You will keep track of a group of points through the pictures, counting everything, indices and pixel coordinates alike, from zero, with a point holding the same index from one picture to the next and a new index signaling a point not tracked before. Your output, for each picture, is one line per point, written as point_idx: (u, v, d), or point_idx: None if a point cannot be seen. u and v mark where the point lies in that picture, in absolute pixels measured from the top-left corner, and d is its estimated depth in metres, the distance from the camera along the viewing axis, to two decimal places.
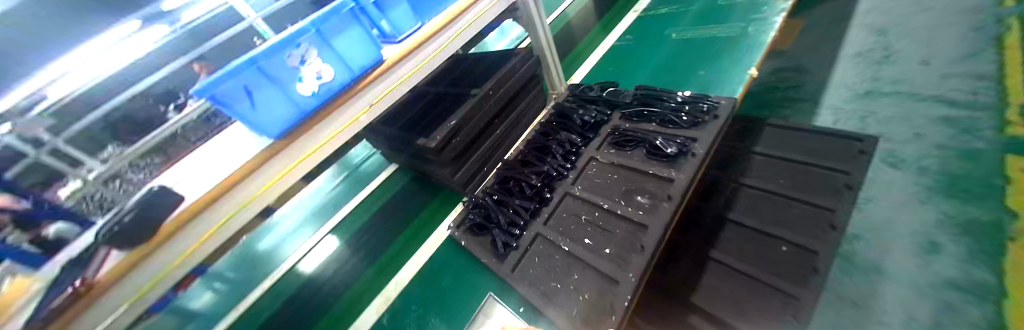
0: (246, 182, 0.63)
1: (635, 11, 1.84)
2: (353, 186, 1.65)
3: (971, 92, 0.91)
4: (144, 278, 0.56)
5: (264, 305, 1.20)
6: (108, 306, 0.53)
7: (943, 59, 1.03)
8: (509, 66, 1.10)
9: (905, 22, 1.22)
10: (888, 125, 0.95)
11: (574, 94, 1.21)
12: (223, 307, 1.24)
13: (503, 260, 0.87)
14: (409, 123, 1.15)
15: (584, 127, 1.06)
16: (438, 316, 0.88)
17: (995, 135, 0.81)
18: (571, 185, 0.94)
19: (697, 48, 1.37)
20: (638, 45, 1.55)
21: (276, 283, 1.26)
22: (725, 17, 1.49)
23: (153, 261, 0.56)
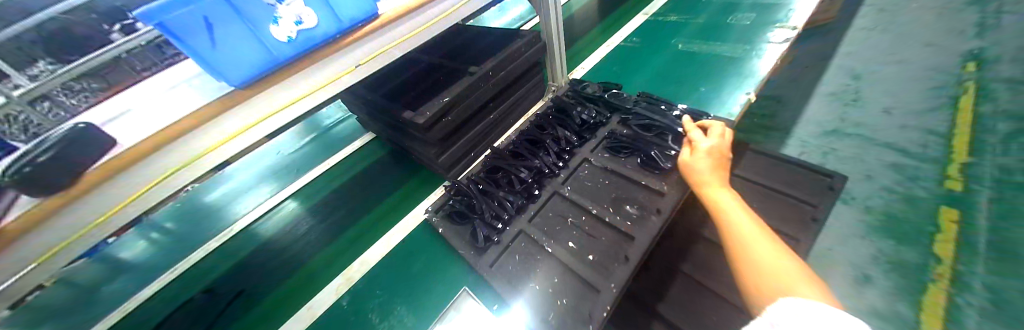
0: (199, 133, 0.53)
1: (643, 14, 1.81)
2: (321, 149, 1.53)
3: (922, 144, 0.94)
4: (61, 231, 0.46)
5: (205, 269, 1.09)
6: (13, 259, 0.43)
7: (906, 108, 1.04)
8: (512, 47, 1.03)
9: (880, 63, 1.21)
10: (845, 163, 0.95)
11: (574, 90, 1.18)
12: (157, 264, 1.14)
13: (482, 254, 0.83)
14: (395, 92, 1.06)
15: (581, 127, 1.03)
16: (403, 304, 0.83)
17: (936, 189, 0.84)
18: (560, 185, 0.91)
19: (699, 63, 1.38)
20: (641, 49, 1.53)
21: (222, 245, 1.15)
22: (730, 35, 1.50)
23: (78, 211, 0.47)
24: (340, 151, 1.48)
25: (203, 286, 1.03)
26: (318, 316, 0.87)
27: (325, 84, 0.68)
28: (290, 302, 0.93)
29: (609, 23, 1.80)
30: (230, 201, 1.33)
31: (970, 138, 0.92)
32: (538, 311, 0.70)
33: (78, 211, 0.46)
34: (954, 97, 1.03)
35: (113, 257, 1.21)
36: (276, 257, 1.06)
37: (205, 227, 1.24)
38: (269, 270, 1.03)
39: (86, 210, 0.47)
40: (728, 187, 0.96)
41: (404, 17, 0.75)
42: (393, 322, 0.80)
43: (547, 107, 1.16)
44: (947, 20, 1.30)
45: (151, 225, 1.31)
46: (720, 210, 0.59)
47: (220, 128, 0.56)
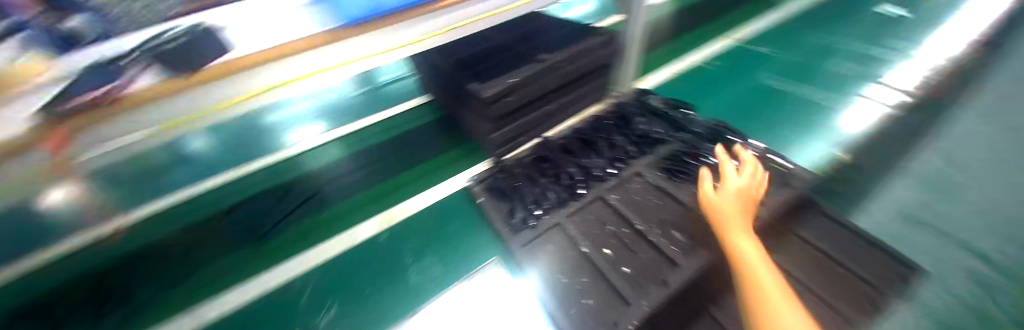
0: (305, 59, 0.51)
1: (730, 37, 1.70)
2: (376, 102, 1.60)
3: (1011, 258, 0.82)
4: (161, 117, 0.43)
5: (248, 179, 1.17)
6: (119, 129, 0.41)
7: (1001, 215, 0.91)
8: (588, 43, 1.01)
9: (983, 158, 1.06)
10: (924, 249, 0.84)
11: (640, 101, 1.14)
12: (217, 163, 1.25)
13: (516, 234, 0.83)
14: (466, 59, 1.08)
15: (642, 139, 1.00)
16: (433, 255, 0.87)
17: (1015, 311, 0.73)
18: (607, 190, 0.89)
19: (784, 101, 1.28)
20: (721, 75, 1.45)
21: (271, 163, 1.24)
22: (824, 79, 1.38)
23: (183, 104, 0.44)
24: (394, 107, 1.54)
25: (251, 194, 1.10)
26: (352, 247, 0.92)
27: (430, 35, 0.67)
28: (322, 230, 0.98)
29: (686, 41, 1.71)
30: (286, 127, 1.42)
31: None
32: (561, 306, 0.68)
33: (182, 103, 0.44)
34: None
35: (181, 148, 1.32)
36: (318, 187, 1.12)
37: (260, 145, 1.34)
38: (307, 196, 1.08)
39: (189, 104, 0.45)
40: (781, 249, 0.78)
41: None
42: (420, 269, 0.84)
43: (610, 111, 1.13)
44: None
45: (216, 130, 1.41)
46: (739, 255, 0.60)
47: (321, 58, 0.53)
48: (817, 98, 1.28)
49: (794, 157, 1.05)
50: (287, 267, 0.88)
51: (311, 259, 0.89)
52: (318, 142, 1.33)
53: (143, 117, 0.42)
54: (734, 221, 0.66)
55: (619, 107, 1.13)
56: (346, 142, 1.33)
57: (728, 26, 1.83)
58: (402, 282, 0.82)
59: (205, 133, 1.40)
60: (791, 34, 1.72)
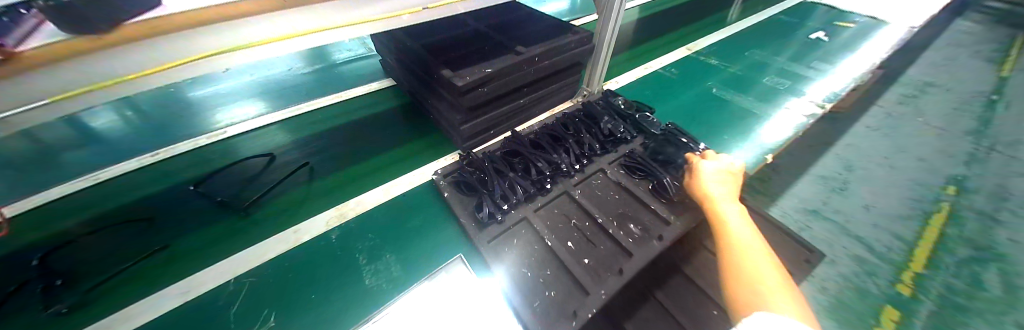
0: (257, 23, 0.50)
1: (687, 48, 1.84)
2: (329, 82, 1.50)
3: (889, 245, 1.00)
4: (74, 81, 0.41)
5: (177, 165, 1.06)
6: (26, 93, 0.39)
7: (883, 209, 1.10)
8: (564, 40, 1.02)
9: (877, 161, 1.26)
10: (819, 242, 0.99)
11: (607, 100, 1.19)
12: (130, 146, 1.12)
13: (483, 229, 0.84)
14: (434, 48, 1.05)
15: (606, 138, 1.05)
16: (393, 254, 0.85)
17: (887, 288, 0.90)
18: (572, 186, 0.93)
19: (730, 106, 1.43)
20: (674, 84, 1.54)
21: (199, 146, 1.13)
22: (761, 88, 1.57)
23: (96, 65, 0.42)
24: (349, 89, 1.45)
25: (169, 179, 1.01)
26: (298, 243, 0.86)
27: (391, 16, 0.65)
28: (254, 229, 0.89)
29: (643, 47, 1.82)
30: (209, 109, 1.30)
31: (932, 254, 0.98)
32: (525, 299, 0.71)
33: (102, 64, 0.42)
34: (929, 213, 1.09)
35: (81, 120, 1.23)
36: (269, 170, 1.05)
37: (173, 125, 1.22)
38: (282, 174, 1.04)
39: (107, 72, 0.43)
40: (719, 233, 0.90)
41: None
42: (376, 270, 0.81)
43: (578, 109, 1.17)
44: (949, 141, 1.36)
45: (127, 107, 1.31)
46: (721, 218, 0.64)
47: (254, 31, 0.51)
48: (756, 105, 1.45)
49: (741, 155, 1.19)
50: (221, 265, 0.81)
51: (249, 259, 0.82)
52: (253, 125, 1.22)
53: (56, 75, 0.40)
54: (724, 193, 0.70)
55: (585, 107, 1.16)
56: (288, 125, 1.24)
57: (681, 37, 1.97)
58: (353, 282, 0.79)
59: (112, 110, 1.29)
60: (734, 48, 1.89)
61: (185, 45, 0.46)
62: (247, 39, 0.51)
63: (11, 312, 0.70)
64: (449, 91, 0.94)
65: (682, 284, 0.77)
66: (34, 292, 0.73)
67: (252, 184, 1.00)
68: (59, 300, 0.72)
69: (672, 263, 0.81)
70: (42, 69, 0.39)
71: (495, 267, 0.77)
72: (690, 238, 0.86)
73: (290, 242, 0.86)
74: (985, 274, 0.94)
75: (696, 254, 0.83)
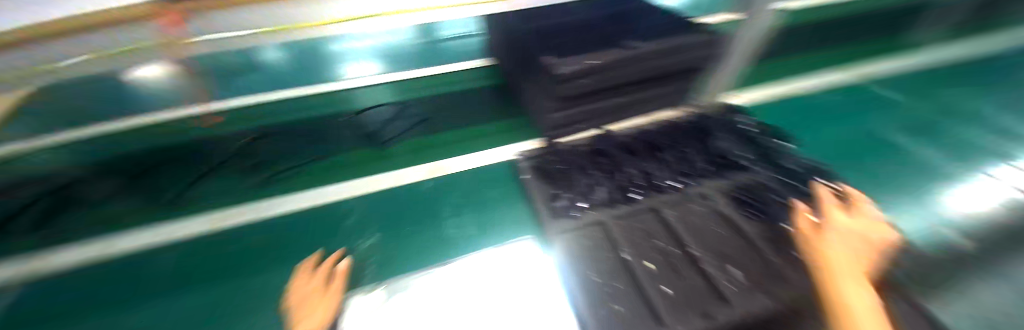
0: None
1: (849, 73, 1.45)
2: (437, 54, 1.61)
3: None
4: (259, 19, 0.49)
5: (309, 105, 1.26)
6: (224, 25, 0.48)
7: None
8: (690, 40, 0.88)
9: None
10: None
11: (727, 119, 1.03)
12: (283, 82, 1.38)
13: (555, 221, 0.79)
14: (542, 30, 1.01)
15: (716, 160, 0.90)
16: (470, 215, 0.87)
17: None
18: (663, 202, 0.81)
19: (906, 155, 1.07)
20: (821, 114, 1.24)
21: (327, 92, 1.33)
22: (963, 141, 1.15)
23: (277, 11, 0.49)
24: (453, 63, 1.54)
25: (307, 114, 1.23)
26: (397, 185, 0.97)
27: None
28: (361, 166, 1.04)
29: (785, 62, 1.49)
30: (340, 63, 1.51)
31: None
32: (588, 307, 0.64)
33: (281, 12, 0.50)
34: None
35: (260, 55, 1.56)
36: (400, 115, 1.23)
37: (315, 71, 1.46)
38: (408, 123, 1.19)
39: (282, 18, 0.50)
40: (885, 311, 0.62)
41: None
42: (456, 224, 0.85)
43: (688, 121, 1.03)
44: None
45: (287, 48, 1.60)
46: (845, 304, 0.58)
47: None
48: (951, 161, 1.06)
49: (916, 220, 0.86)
50: (329, 189, 0.96)
51: (354, 188, 0.96)
52: (370, 82, 1.38)
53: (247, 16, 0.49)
54: (851, 271, 0.61)
55: (699, 120, 1.01)
56: (396, 87, 1.37)
57: (845, 57, 1.55)
58: (435, 231, 0.83)
59: (277, 48, 1.59)
60: (924, 84, 1.43)
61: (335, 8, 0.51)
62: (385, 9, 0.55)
63: (234, 169, 1.00)
64: (548, 77, 0.90)
65: None
66: (245, 162, 1.02)
67: (384, 128, 1.17)
68: (253, 177, 0.98)
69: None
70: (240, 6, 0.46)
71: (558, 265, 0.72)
72: None
73: (388, 183, 0.97)
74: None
75: None
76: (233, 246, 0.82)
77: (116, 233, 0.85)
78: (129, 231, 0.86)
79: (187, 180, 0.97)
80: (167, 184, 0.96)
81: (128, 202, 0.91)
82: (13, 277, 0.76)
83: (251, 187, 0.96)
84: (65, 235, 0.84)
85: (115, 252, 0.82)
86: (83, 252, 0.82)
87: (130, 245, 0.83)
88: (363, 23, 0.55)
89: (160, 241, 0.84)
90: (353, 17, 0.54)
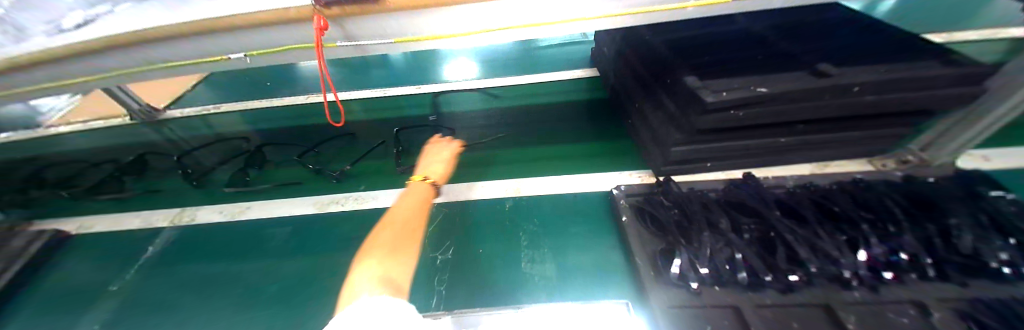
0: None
1: None
2: (540, 63, 1.55)
3: None
4: (393, 29, 0.49)
5: (416, 104, 1.35)
6: (364, 31, 0.48)
7: None
8: (923, 73, 0.64)
9: None
10: None
11: (963, 191, 0.68)
12: (398, 82, 1.52)
13: (658, 282, 0.61)
14: (682, 47, 0.86)
15: (942, 252, 0.58)
16: (552, 252, 0.77)
17: None
18: (840, 300, 0.54)
19: None
20: None
21: (433, 94, 1.39)
22: None
23: (409, 22, 0.47)
24: (555, 73, 1.46)
25: (415, 113, 1.29)
26: (483, 198, 0.93)
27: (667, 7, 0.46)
28: (463, 170, 1.03)
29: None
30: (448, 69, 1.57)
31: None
32: None
33: (413, 22, 0.48)
34: None
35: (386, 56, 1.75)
36: (516, 122, 1.20)
37: (426, 73, 1.57)
38: (511, 133, 1.15)
39: (411, 27, 0.48)
40: None
41: None
42: (535, 259, 0.75)
43: (885, 185, 0.72)
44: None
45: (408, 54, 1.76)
46: None
47: (527, 11, 0.46)
48: None
49: None
50: None
51: (448, 195, 0.94)
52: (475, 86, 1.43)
53: (381, 24, 0.48)
54: None
55: (901, 188, 0.72)
56: (496, 94, 1.35)
57: None
58: (511, 262, 0.75)
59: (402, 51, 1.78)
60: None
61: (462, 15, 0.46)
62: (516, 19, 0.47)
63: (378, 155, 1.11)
64: (682, 101, 0.74)
65: None
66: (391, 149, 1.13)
67: (512, 131, 1.15)
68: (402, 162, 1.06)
69: None
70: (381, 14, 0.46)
71: None
72: None
73: (472, 196, 0.94)
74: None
75: None
76: (326, 231, 0.87)
77: (250, 199, 1.00)
78: (265, 200, 0.99)
79: (327, 157, 1.12)
80: (336, 159, 1.11)
81: (303, 169, 1.08)
82: (185, 222, 0.95)
83: (383, 171, 1.05)
84: (258, 189, 1.02)
85: (244, 216, 0.94)
86: (240, 208, 0.97)
87: (260, 213, 0.95)
88: (487, 37, 0.49)
89: (280, 212, 0.95)
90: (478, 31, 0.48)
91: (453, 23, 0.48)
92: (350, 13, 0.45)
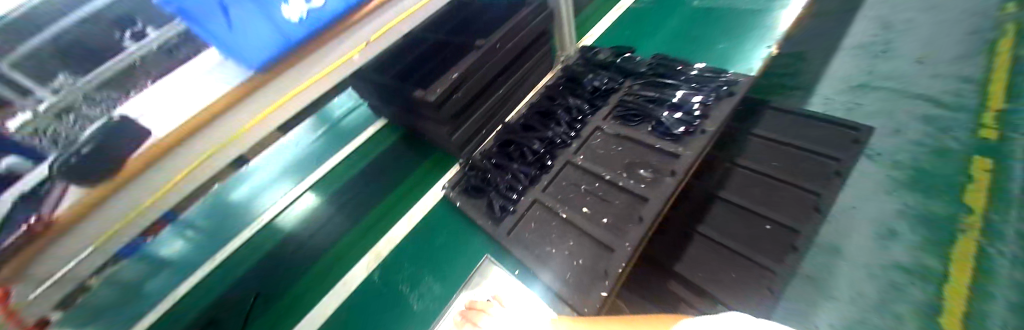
0: (219, 122, 0.60)
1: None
2: (336, 139, 1.49)
3: (953, 180, 0.99)
4: (101, 223, 0.55)
5: (243, 257, 1.15)
6: (74, 243, 0.53)
7: (912, 134, 1.12)
8: (520, 16, 1.06)
9: (892, 82, 1.28)
10: (863, 206, 1.01)
11: (586, 57, 1.21)
12: (201, 256, 1.16)
13: (499, 224, 0.90)
14: (404, 72, 1.11)
15: (593, 94, 1.06)
16: (431, 276, 0.95)
17: (943, 232, 0.92)
18: (573, 154, 0.95)
19: (700, 30, 1.69)
20: (640, 34, 1.76)
21: (254, 236, 1.19)
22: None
23: (110, 210, 0.55)
24: (355, 138, 1.47)
25: (242, 262, 1.13)
26: (361, 283, 1.00)
27: (339, 63, 0.74)
28: (344, 262, 1.07)
29: None
30: (255, 196, 1.30)
31: (945, 121, 1.12)
32: (557, 271, 0.78)
33: (120, 203, 0.55)
34: (970, 130, 1.07)
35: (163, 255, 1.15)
36: (353, 201, 1.24)
37: (231, 222, 1.24)
38: (353, 212, 1.20)
39: (122, 207, 0.55)
40: (724, 173, 1.07)
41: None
42: (421, 294, 0.93)
43: (558, 79, 1.18)
44: (958, 2, 1.44)
45: (188, 222, 1.25)
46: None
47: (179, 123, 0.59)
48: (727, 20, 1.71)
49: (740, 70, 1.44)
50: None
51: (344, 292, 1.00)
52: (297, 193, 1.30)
53: (81, 230, 0.52)
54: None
55: (568, 74, 1.17)
56: (325, 189, 1.30)
57: None
58: (403, 305, 0.92)
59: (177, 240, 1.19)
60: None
61: (158, 174, 0.57)
62: (213, 140, 0.61)
63: (254, 313, 1.00)
64: (427, 109, 0.97)
65: (702, 243, 0.96)
66: (255, 303, 1.02)
67: (356, 210, 1.21)
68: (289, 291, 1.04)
69: (689, 225, 1.00)
70: (72, 229, 0.51)
71: (540, 273, 0.78)
72: (702, 193, 1.05)
73: (341, 296, 0.99)
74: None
75: (712, 210, 1.01)
76: None
77: None
78: None
79: None
80: None
81: None
82: None
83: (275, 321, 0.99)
84: None
85: None
86: None
87: None
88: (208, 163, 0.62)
89: None
90: (184, 173, 0.60)
91: (146, 186, 0.57)
92: (37, 248, 0.49)
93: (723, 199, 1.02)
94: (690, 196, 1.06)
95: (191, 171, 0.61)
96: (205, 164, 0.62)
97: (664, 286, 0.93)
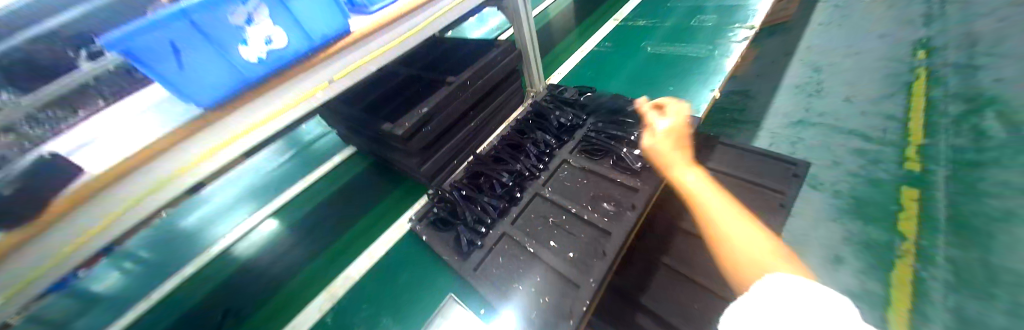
0: (171, 154, 0.59)
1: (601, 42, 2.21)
2: (302, 166, 1.48)
3: (884, 207, 1.09)
4: (20, 268, 0.49)
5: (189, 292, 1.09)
6: None
7: (848, 165, 1.23)
8: (489, 57, 1.13)
9: (827, 118, 1.42)
10: (813, 234, 1.08)
11: (552, 94, 1.28)
12: (142, 288, 1.12)
13: (467, 259, 0.88)
14: (373, 104, 1.14)
15: (560, 129, 1.12)
16: (389, 316, 0.90)
17: (886, 258, 0.98)
18: (541, 186, 0.98)
19: (656, 70, 1.83)
20: (603, 76, 1.89)
21: (204, 267, 1.15)
22: (688, 40, 2.02)
23: (29, 255, 0.49)
24: (320, 166, 1.45)
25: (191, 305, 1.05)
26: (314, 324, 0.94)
27: (302, 96, 0.74)
28: (301, 297, 1.01)
29: None
30: (209, 223, 1.29)
31: (875, 154, 1.24)
32: (527, 308, 0.75)
33: (36, 247, 0.49)
34: (898, 163, 1.19)
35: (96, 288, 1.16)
36: (316, 228, 1.20)
37: (179, 252, 1.22)
38: (315, 241, 1.16)
39: (45, 250, 0.50)
40: (683, 204, 1.13)
41: (377, 32, 0.83)
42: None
43: (527, 113, 1.24)
44: (874, 50, 1.64)
45: (125, 255, 1.26)
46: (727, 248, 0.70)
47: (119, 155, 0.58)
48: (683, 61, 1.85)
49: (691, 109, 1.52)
50: None
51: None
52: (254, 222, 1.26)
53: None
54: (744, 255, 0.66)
55: (536, 108, 1.22)
56: (288, 218, 1.26)
57: (611, 34, 2.28)
58: None
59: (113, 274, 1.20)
60: (629, 34, 2.22)
61: (92, 215, 0.53)
62: (159, 174, 0.58)
63: None
64: (396, 141, 0.98)
65: (668, 274, 0.97)
66: None
67: (318, 239, 1.16)
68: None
69: (656, 257, 1.02)
70: None
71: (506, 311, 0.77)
72: (664, 224, 1.09)
73: None
74: (937, 145, 1.20)
75: (676, 240, 1.05)
76: None
77: None
78: None
79: None
80: None
81: None
82: None
83: None
84: None
85: None
86: None
87: None
88: (154, 199, 0.59)
89: None
90: (117, 213, 0.56)
91: (75, 227, 0.52)
92: None
93: (687, 230, 1.06)
94: (654, 227, 1.10)
95: (135, 206, 0.57)
96: (144, 203, 0.58)
97: (634, 319, 0.92)
